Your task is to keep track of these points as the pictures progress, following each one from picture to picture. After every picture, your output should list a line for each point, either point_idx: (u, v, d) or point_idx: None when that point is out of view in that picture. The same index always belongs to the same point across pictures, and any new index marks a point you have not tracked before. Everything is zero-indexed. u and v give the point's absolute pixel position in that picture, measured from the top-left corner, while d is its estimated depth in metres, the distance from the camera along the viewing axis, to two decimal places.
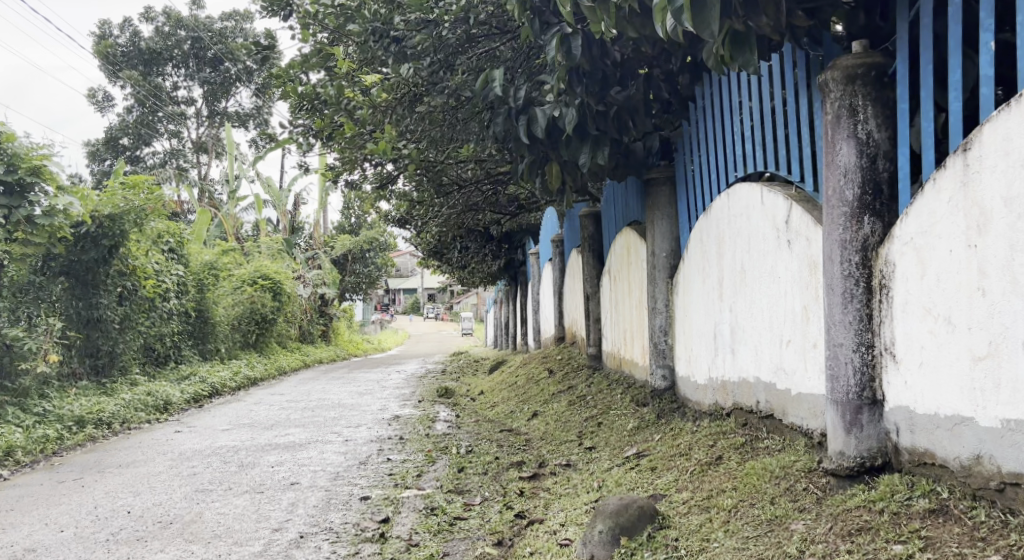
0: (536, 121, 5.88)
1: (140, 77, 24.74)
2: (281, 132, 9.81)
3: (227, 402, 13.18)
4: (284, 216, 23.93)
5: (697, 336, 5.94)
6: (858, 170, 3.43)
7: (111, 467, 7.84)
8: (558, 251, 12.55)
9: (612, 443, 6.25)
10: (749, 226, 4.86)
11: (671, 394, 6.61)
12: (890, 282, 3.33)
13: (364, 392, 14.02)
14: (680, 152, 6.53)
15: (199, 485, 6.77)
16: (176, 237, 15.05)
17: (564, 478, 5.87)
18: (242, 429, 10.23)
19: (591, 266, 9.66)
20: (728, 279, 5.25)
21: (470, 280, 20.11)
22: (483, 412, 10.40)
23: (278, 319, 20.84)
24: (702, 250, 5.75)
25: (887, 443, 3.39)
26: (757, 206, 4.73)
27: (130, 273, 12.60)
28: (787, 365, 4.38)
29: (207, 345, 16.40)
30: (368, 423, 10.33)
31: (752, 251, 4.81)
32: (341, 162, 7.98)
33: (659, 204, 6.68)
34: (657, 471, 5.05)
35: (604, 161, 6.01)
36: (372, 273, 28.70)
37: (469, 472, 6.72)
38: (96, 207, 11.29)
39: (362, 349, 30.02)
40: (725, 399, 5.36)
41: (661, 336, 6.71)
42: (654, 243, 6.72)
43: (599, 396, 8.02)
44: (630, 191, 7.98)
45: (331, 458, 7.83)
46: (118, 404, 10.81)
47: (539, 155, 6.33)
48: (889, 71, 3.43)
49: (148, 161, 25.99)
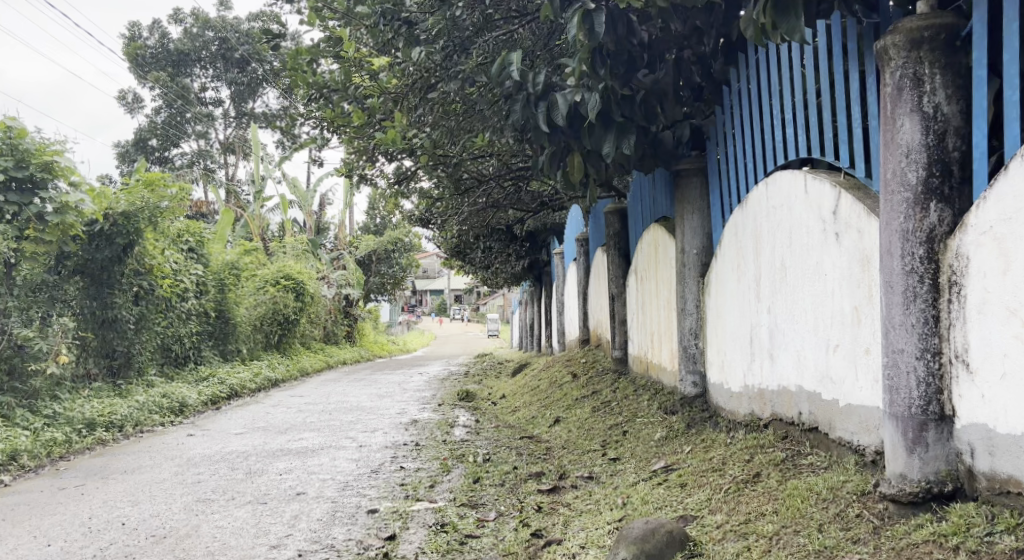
0: (556, 106, 5.45)
1: (168, 78, 24.61)
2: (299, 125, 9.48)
3: (244, 405, 12.84)
4: (309, 216, 23.64)
5: (731, 340, 5.48)
6: (923, 149, 2.99)
7: (115, 473, 7.50)
8: (583, 250, 12.12)
9: (638, 454, 5.81)
10: (790, 218, 4.40)
11: (701, 402, 6.17)
12: (962, 279, 2.87)
13: (384, 395, 13.65)
14: (712, 141, 6.06)
15: (201, 494, 6.40)
16: (195, 236, 14.77)
17: (585, 493, 5.43)
18: (256, 433, 9.88)
19: (617, 265, 9.21)
20: (767, 278, 4.79)
21: (494, 281, 19.68)
22: (503, 416, 9.99)
23: (301, 320, 20.55)
24: (737, 245, 5.29)
25: (958, 466, 2.94)
26: (799, 195, 4.27)
27: (147, 272, 12.28)
28: (835, 374, 3.92)
29: (228, 346, 16.11)
30: (385, 427, 9.94)
31: (794, 247, 4.36)
32: (354, 155, 7.59)
33: (689, 197, 6.23)
34: (687, 488, 4.60)
35: (630, 150, 5.48)
36: (398, 274, 28.34)
37: (486, 484, 6.30)
38: (109, 204, 10.97)
39: (387, 350, 29.66)
40: (763, 409, 4.91)
41: (692, 340, 6.27)
42: (684, 240, 6.26)
43: (624, 402, 7.57)
44: (658, 185, 7.53)
45: (342, 465, 7.44)
46: (131, 406, 10.50)
47: (560, 145, 5.90)
48: (962, 33, 2.96)
49: (176, 161, 25.83)
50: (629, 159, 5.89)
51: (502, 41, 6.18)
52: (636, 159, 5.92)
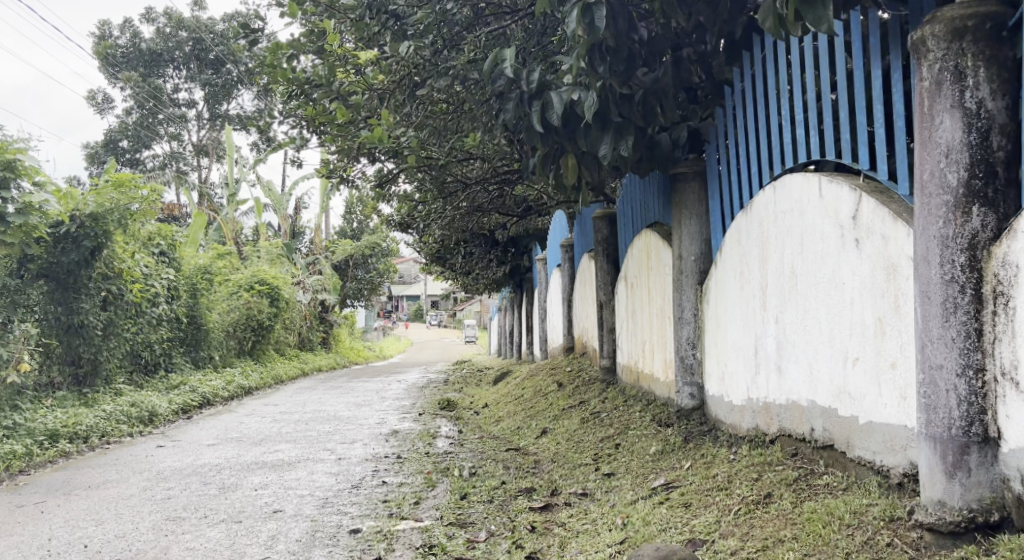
0: (551, 105, 5.20)
1: (140, 78, 24.10)
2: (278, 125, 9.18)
3: (217, 414, 12.46)
4: (284, 221, 23.23)
5: (732, 350, 5.25)
6: (964, 148, 2.91)
7: (79, 489, 7.13)
8: (567, 256, 11.90)
9: (634, 470, 5.58)
10: (801, 223, 4.17)
11: (699, 415, 5.94)
12: (1009, 289, 2.77)
13: (362, 404, 13.32)
14: (711, 144, 5.83)
15: (171, 512, 6.07)
16: (166, 239, 14.36)
17: (581, 511, 5.17)
18: (229, 444, 9.54)
19: (605, 271, 8.97)
20: (774, 286, 4.57)
21: (474, 287, 19.40)
22: (487, 426, 9.73)
23: (275, 325, 20.14)
24: (739, 252, 5.07)
25: (1003, 493, 2.84)
26: (813, 199, 4.04)
27: (117, 277, 11.83)
28: (853, 388, 3.70)
29: (200, 352, 15.72)
30: (364, 438, 9.63)
31: (805, 253, 4.13)
32: (335, 156, 7.28)
33: (687, 202, 5.97)
34: (691, 509, 4.35)
35: (629, 152, 5.27)
36: (374, 280, 27.96)
37: (473, 500, 6.02)
38: (74, 205, 10.66)
39: (363, 357, 29.27)
40: (770, 424, 4.69)
41: (688, 350, 6.02)
42: (680, 246, 6.02)
43: (615, 414, 7.33)
44: (650, 189, 7.34)
45: (320, 480, 7.12)
46: (98, 416, 10.11)
47: (554, 146, 5.65)
48: (1008, 23, 2.89)
49: (148, 163, 25.37)
50: (626, 161, 5.65)
51: (494, 37, 5.94)
52: (632, 162, 5.69)
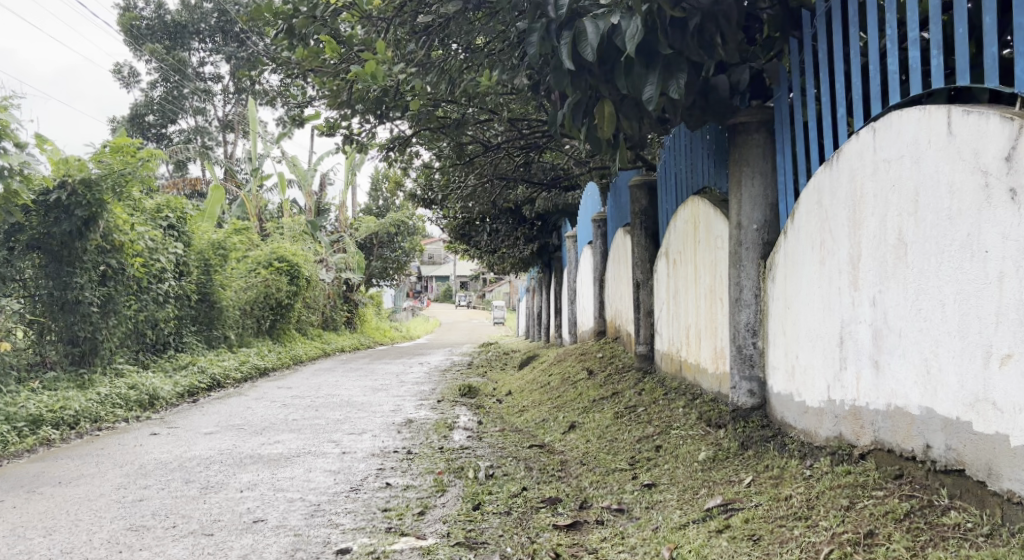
0: (585, 36, 4.29)
1: (165, 51, 23.24)
2: (291, 83, 8.21)
3: (224, 397, 11.62)
4: (309, 197, 22.32)
5: (806, 339, 4.24)
6: None
7: (45, 486, 6.29)
8: (599, 232, 10.89)
9: (683, 484, 4.62)
10: (915, 175, 3.16)
11: (759, 416, 4.94)
12: None
13: (379, 388, 12.42)
14: (781, 86, 4.79)
15: (136, 519, 5.19)
16: (176, 212, 13.51)
17: (616, 534, 4.22)
18: (228, 433, 8.67)
19: (644, 247, 7.95)
20: (869, 260, 3.55)
21: (500, 266, 18.43)
22: (509, 416, 8.81)
23: (295, 304, 19.32)
24: (819, 215, 4.05)
25: None
26: (935, 140, 3.02)
27: (117, 249, 10.85)
28: (1000, 398, 2.74)
29: (213, 331, 14.92)
30: (375, 428, 8.71)
31: (922, 213, 3.13)
32: (337, 110, 6.34)
33: (750, 157, 4.91)
34: (760, 545, 3.36)
35: (681, 94, 4.34)
36: (401, 259, 27.15)
37: (489, 511, 5.08)
38: (65, 171, 9.79)
39: (389, 337, 28.50)
40: (859, 434, 3.70)
41: (747, 338, 4.98)
42: (738, 213, 4.98)
43: (653, 409, 6.37)
44: (698, 149, 6.34)
45: (317, 480, 6.21)
46: (89, 400, 9.31)
47: (587, 90, 4.73)
48: None
49: (173, 138, 24.64)
50: (675, 105, 4.70)
51: None
52: (683, 108, 4.75)
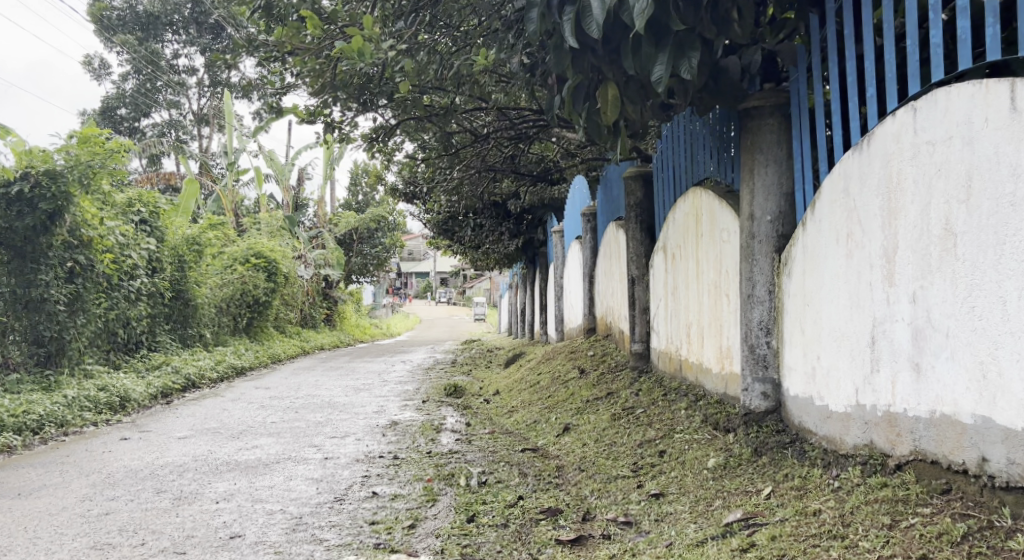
0: (590, 11, 3.93)
1: (137, 43, 22.67)
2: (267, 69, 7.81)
3: (199, 398, 11.19)
4: (287, 192, 21.83)
5: (829, 338, 3.93)
6: None
7: (5, 498, 5.89)
8: (589, 227, 10.56)
9: (694, 494, 4.30)
10: (972, 159, 2.91)
11: (773, 421, 4.62)
12: None
13: (360, 388, 12.04)
14: (796, 68, 4.47)
15: (101, 536, 4.80)
16: (147, 206, 13.05)
17: (626, 551, 3.89)
18: (202, 437, 8.26)
19: (639, 241, 7.62)
20: (908, 252, 3.25)
21: (483, 262, 18.05)
22: (498, 417, 8.47)
23: (273, 301, 18.87)
24: (845, 204, 3.74)
25: None
26: (1003, 122, 2.79)
27: (85, 245, 10.39)
28: None
29: (187, 330, 14.46)
30: (358, 432, 8.32)
31: (982, 201, 2.88)
32: (316, 95, 5.96)
33: (763, 143, 4.59)
34: None
35: (693, 76, 4.02)
36: (381, 255, 26.46)
37: (484, 524, 4.72)
38: (28, 162, 9.44)
39: (369, 335, 28.04)
40: (893, 443, 3.38)
41: (760, 337, 4.66)
42: (750, 203, 4.65)
43: (653, 411, 6.06)
44: (700, 138, 6.02)
45: (298, 490, 5.84)
46: (55, 403, 8.87)
47: (589, 71, 4.39)
48: None
49: (147, 132, 24.09)
50: (686, 87, 4.36)
51: None
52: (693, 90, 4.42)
